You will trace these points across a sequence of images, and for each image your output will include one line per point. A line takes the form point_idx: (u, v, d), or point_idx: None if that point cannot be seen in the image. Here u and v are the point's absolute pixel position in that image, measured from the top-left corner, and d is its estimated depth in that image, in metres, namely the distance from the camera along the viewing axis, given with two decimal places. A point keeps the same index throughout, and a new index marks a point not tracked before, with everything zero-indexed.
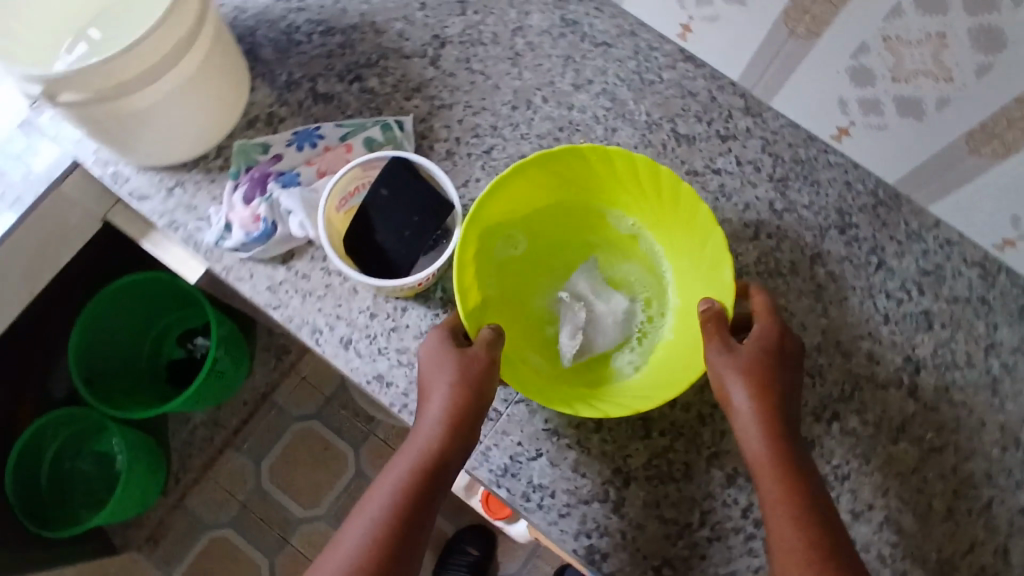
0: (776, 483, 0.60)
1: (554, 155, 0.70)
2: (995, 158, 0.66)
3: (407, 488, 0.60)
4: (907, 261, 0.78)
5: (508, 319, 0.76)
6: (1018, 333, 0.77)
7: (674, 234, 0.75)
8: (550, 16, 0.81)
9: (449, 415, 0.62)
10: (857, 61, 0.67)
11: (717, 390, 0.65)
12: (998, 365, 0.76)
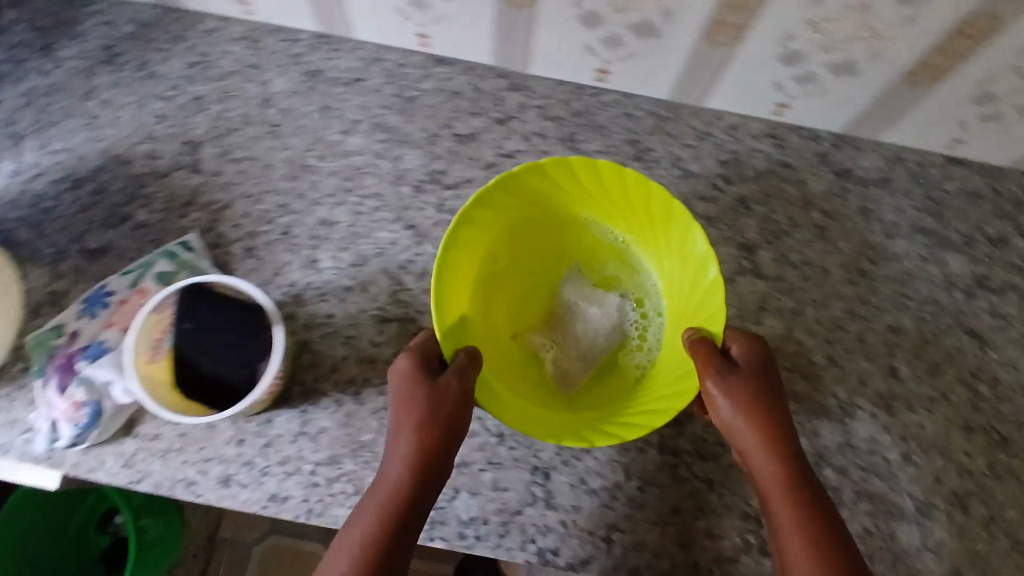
0: (787, 509, 0.60)
1: (528, 172, 0.70)
2: (733, 41, 0.72)
3: (382, 515, 0.60)
4: (706, 160, 0.83)
5: (498, 335, 0.78)
6: (823, 179, 0.83)
7: (657, 240, 0.75)
8: (291, 76, 0.81)
9: (420, 443, 0.62)
10: (581, 9, 0.71)
11: (721, 419, 0.64)
12: (820, 215, 0.82)
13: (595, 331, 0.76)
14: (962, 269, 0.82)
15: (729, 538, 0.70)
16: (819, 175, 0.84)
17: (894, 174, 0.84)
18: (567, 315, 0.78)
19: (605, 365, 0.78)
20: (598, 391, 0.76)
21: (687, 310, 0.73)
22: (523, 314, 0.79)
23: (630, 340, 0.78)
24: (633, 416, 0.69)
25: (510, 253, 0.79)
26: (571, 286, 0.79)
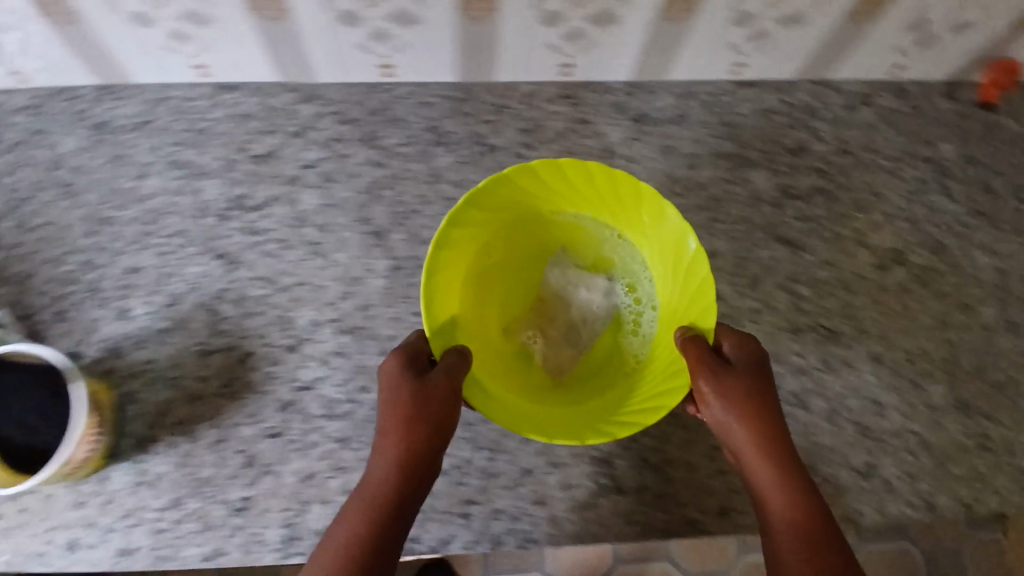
0: (786, 513, 0.62)
1: (514, 173, 0.70)
2: (496, 7, 0.71)
3: (369, 520, 0.61)
4: (506, 132, 0.85)
5: (494, 324, 0.81)
6: (619, 128, 0.87)
7: (644, 236, 0.77)
8: (77, 133, 0.80)
9: (408, 444, 0.63)
10: (337, 8, 0.69)
11: (715, 418, 0.66)
12: (623, 162, 0.87)
13: (583, 322, 0.81)
14: (768, 184, 0.86)
15: (583, 484, 0.73)
16: (617, 124, 0.87)
17: (689, 108, 0.88)
18: (558, 302, 0.82)
19: (596, 351, 0.82)
20: (588, 376, 0.80)
21: (674, 306, 0.75)
22: (518, 302, 0.83)
23: (624, 328, 0.81)
24: (641, 396, 0.72)
25: (506, 241, 0.81)
26: (560, 274, 0.82)
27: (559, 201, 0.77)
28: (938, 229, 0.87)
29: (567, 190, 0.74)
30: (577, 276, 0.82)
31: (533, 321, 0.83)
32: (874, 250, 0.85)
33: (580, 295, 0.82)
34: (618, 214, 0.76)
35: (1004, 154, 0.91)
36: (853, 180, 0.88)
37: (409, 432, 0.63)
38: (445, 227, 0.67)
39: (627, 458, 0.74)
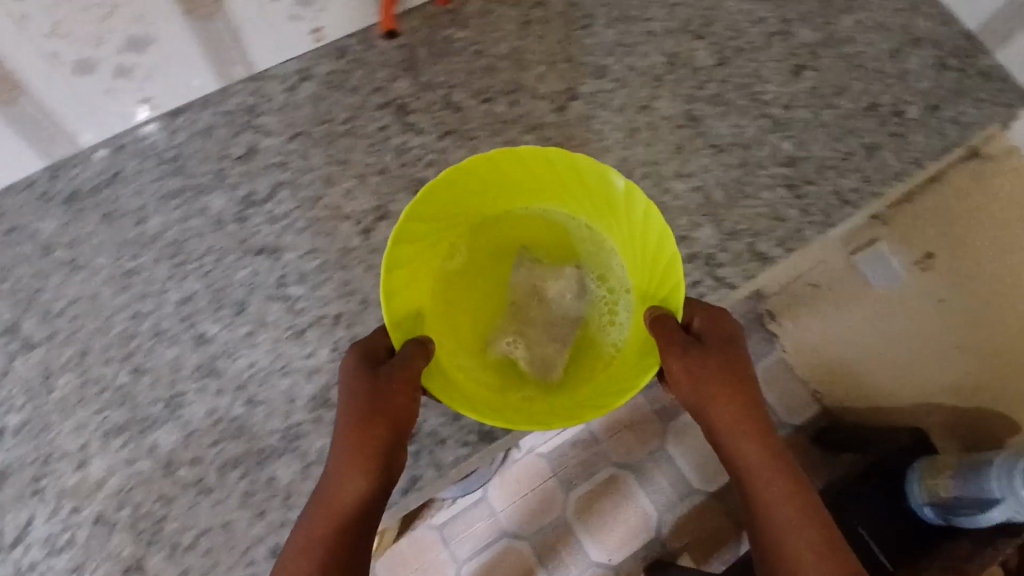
0: (773, 479, 0.70)
1: (472, 168, 0.73)
2: None
3: (332, 533, 0.66)
4: None
5: (463, 334, 0.78)
6: (54, 218, 0.81)
7: (612, 216, 0.77)
8: None
9: (367, 441, 0.66)
10: None
11: (688, 400, 0.71)
12: (68, 250, 0.81)
13: (557, 319, 0.79)
14: (223, 202, 0.82)
15: None
16: (47, 215, 0.81)
17: (123, 164, 0.83)
18: (528, 304, 0.80)
19: (579, 352, 0.79)
20: (568, 378, 0.77)
21: (653, 287, 0.74)
22: (487, 310, 0.80)
23: (600, 316, 0.79)
24: (606, 383, 0.75)
25: (465, 241, 0.81)
26: (526, 272, 0.80)
27: (509, 186, 0.78)
28: (414, 167, 0.85)
29: (514, 172, 0.76)
30: (539, 270, 0.80)
31: (508, 327, 0.79)
32: (350, 218, 0.82)
33: (548, 294, 0.79)
34: (572, 188, 0.77)
35: (459, 66, 0.91)
36: (313, 159, 0.85)
37: (367, 433, 0.66)
38: (401, 223, 0.70)
39: (160, 555, 0.72)
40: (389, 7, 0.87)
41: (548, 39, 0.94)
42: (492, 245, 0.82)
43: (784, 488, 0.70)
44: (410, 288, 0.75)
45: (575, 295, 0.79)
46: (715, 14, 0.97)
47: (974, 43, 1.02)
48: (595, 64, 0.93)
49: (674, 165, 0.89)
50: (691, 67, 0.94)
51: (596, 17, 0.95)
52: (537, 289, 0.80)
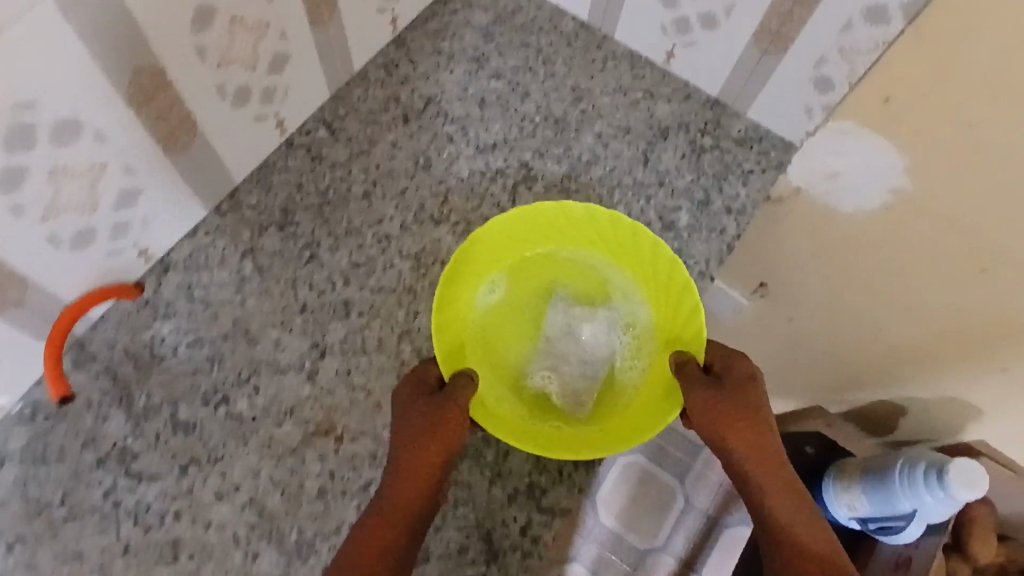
0: (781, 525, 0.52)
1: (507, 225, 0.73)
2: None
3: (380, 545, 0.55)
4: None
5: (506, 359, 0.76)
6: None
7: (642, 258, 0.74)
8: None
9: (418, 461, 0.59)
10: None
11: (707, 433, 0.59)
12: None
13: (585, 358, 0.76)
14: None
15: None
16: None
17: None
18: (561, 339, 0.76)
19: (601, 387, 0.75)
20: (598, 411, 0.73)
21: (678, 327, 0.71)
22: (522, 341, 0.77)
23: (632, 353, 0.74)
24: (637, 409, 0.71)
25: (509, 280, 0.78)
26: (562, 311, 0.77)
27: (546, 228, 0.75)
28: (161, 528, 0.73)
29: (553, 215, 0.74)
30: (578, 309, 0.77)
31: (540, 357, 0.77)
32: None
33: (579, 333, 0.76)
34: (610, 239, 0.75)
35: (179, 372, 0.77)
36: (41, 568, 0.71)
37: (422, 450, 0.59)
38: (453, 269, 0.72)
39: None
40: (55, 356, 0.72)
41: (274, 292, 0.80)
42: (533, 282, 0.78)
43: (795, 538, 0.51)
44: (456, 323, 0.73)
45: (603, 339, 0.76)
46: (447, 186, 0.88)
47: (720, 109, 0.96)
48: (338, 300, 0.80)
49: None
50: (443, 260, 0.84)
51: (320, 243, 0.83)
52: (570, 327, 0.76)
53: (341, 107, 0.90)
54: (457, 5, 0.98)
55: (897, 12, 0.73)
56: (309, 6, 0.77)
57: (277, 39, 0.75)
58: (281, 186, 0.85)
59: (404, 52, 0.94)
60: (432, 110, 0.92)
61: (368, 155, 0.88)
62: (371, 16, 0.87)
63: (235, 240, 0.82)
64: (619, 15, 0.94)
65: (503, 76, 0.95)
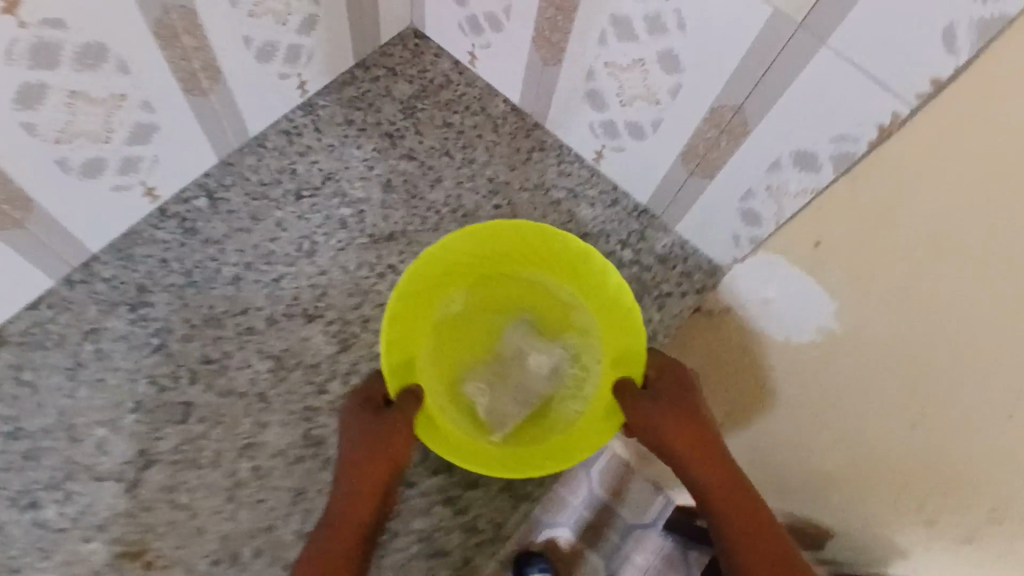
0: (733, 522, 0.59)
1: (469, 239, 0.71)
2: None
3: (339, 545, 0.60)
4: None
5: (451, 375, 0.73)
6: None
7: (600, 289, 0.70)
8: None
9: (368, 474, 0.61)
10: None
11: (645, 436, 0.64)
12: None
13: (530, 385, 0.72)
14: None
15: None
16: None
17: None
18: (512, 363, 0.74)
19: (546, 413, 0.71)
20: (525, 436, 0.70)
21: (626, 353, 0.68)
22: (472, 359, 0.74)
23: (576, 386, 0.72)
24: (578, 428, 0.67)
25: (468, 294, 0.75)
26: (521, 340, 0.74)
27: (512, 249, 0.72)
28: None
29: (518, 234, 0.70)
30: (533, 334, 0.74)
31: (483, 378, 0.73)
32: None
33: (528, 359, 0.73)
34: (573, 267, 0.71)
35: None
36: None
37: (369, 470, 0.61)
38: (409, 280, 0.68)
39: None
40: None
41: (111, 384, 0.73)
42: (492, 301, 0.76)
43: (749, 533, 0.58)
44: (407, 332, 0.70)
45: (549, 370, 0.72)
46: (329, 278, 0.79)
47: (648, 220, 0.87)
48: (179, 402, 0.73)
49: (296, 523, 0.71)
50: (307, 363, 0.76)
51: (172, 331, 0.75)
52: (523, 353, 0.74)
53: (229, 174, 0.82)
54: (380, 72, 0.90)
55: (827, 162, 0.64)
56: (180, 75, 0.69)
57: (138, 109, 0.68)
58: (142, 261, 0.78)
59: (310, 119, 0.86)
60: (330, 188, 0.83)
61: (248, 233, 0.80)
62: (266, 82, 0.79)
63: (79, 318, 0.75)
64: (548, 107, 0.86)
65: (416, 156, 0.86)
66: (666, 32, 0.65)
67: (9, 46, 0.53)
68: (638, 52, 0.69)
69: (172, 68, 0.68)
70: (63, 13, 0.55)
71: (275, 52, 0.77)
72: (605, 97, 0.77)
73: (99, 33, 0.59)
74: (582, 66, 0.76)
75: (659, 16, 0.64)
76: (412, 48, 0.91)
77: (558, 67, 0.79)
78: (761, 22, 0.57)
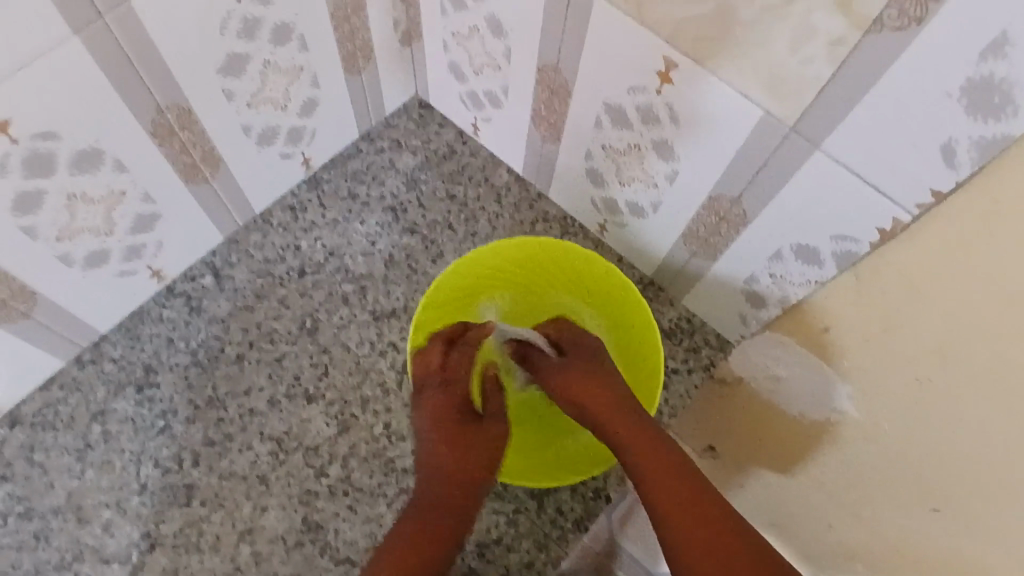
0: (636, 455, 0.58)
1: (512, 250, 0.71)
2: None
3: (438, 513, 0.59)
4: None
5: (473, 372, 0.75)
6: None
7: (632, 333, 0.73)
8: None
9: (456, 434, 0.64)
10: None
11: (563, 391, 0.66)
12: None
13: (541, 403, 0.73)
14: None
15: None
16: None
17: None
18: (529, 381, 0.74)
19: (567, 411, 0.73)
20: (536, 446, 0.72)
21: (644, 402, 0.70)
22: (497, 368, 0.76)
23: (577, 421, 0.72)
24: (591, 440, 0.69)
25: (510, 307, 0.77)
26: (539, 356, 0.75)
27: (558, 274, 0.74)
28: None
29: (568, 260, 0.72)
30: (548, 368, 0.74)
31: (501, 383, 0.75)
32: None
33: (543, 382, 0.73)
34: (613, 306, 0.73)
35: (3, 545, 0.73)
36: None
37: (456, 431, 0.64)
38: (459, 266, 0.70)
39: None
40: None
41: (116, 466, 0.75)
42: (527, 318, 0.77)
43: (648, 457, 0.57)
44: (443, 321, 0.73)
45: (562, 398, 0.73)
46: (330, 356, 0.79)
47: (652, 292, 0.86)
48: (182, 484, 0.75)
49: None
50: (307, 446, 0.76)
51: (176, 413, 0.77)
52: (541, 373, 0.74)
53: (234, 252, 0.84)
54: (384, 144, 0.91)
55: (829, 259, 0.61)
56: (180, 167, 0.71)
57: (139, 201, 0.70)
58: (149, 340, 0.80)
59: (315, 194, 0.87)
60: (332, 264, 0.84)
61: (251, 310, 0.81)
62: (270, 164, 0.81)
63: (88, 399, 0.77)
64: (550, 180, 0.85)
65: (417, 230, 0.87)
66: (659, 123, 0.64)
67: (2, 161, 0.55)
68: (632, 138, 0.68)
69: (172, 161, 0.70)
70: (57, 126, 0.57)
71: (277, 136, 0.78)
72: (604, 176, 0.77)
73: (94, 138, 0.61)
74: (581, 146, 0.76)
75: (651, 108, 0.63)
76: (417, 118, 0.92)
77: (558, 145, 0.79)
78: (751, 123, 0.56)
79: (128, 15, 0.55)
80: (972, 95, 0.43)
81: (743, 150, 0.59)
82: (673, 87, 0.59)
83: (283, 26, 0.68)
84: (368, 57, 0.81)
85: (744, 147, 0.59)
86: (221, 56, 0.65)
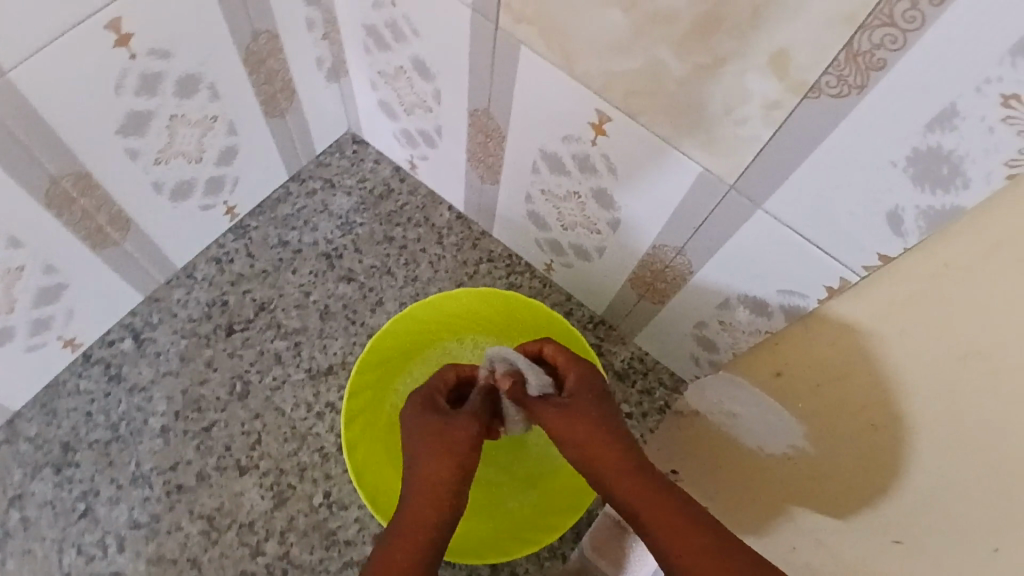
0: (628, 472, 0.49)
1: (464, 303, 0.68)
2: None
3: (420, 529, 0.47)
4: None
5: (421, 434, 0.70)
6: None
7: None
8: None
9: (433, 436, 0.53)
10: None
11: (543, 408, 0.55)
12: None
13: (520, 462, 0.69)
14: None
15: None
16: None
17: None
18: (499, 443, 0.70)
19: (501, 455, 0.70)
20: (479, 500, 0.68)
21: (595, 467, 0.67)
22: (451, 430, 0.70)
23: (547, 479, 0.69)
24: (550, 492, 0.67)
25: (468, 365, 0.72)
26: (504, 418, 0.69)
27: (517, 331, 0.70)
28: None
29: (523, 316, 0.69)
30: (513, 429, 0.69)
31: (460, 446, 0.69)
32: None
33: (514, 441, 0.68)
34: None
35: None
36: None
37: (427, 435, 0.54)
38: (405, 319, 0.68)
39: None
40: None
41: (37, 555, 0.70)
42: None
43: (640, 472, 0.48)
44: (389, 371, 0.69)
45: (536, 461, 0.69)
46: (263, 423, 0.74)
47: (603, 332, 0.83)
48: (107, 572, 0.69)
49: None
50: (240, 522, 0.71)
51: (98, 494, 0.71)
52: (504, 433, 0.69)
53: (156, 312, 0.78)
54: (316, 185, 0.85)
55: (778, 311, 0.59)
56: (84, 234, 0.65)
57: (41, 273, 0.64)
58: (66, 414, 0.74)
59: (242, 243, 0.82)
60: (262, 320, 0.79)
61: (175, 376, 0.76)
62: (187, 217, 0.75)
63: (3, 484, 0.71)
64: (493, 219, 0.81)
65: (354, 278, 0.82)
66: (597, 171, 0.60)
67: None
68: (571, 185, 0.65)
69: (75, 229, 0.64)
70: None
71: (194, 188, 0.72)
72: (546, 219, 0.73)
73: None
74: (520, 189, 0.72)
75: (588, 157, 0.59)
76: (351, 155, 0.87)
77: (497, 186, 0.74)
78: (690, 179, 0.53)
79: (5, 87, 0.49)
80: (917, 165, 0.40)
81: (687, 203, 0.56)
82: (608, 138, 0.55)
83: (189, 77, 0.62)
84: (290, 97, 0.76)
85: (687, 200, 0.55)
86: (121, 116, 0.59)
